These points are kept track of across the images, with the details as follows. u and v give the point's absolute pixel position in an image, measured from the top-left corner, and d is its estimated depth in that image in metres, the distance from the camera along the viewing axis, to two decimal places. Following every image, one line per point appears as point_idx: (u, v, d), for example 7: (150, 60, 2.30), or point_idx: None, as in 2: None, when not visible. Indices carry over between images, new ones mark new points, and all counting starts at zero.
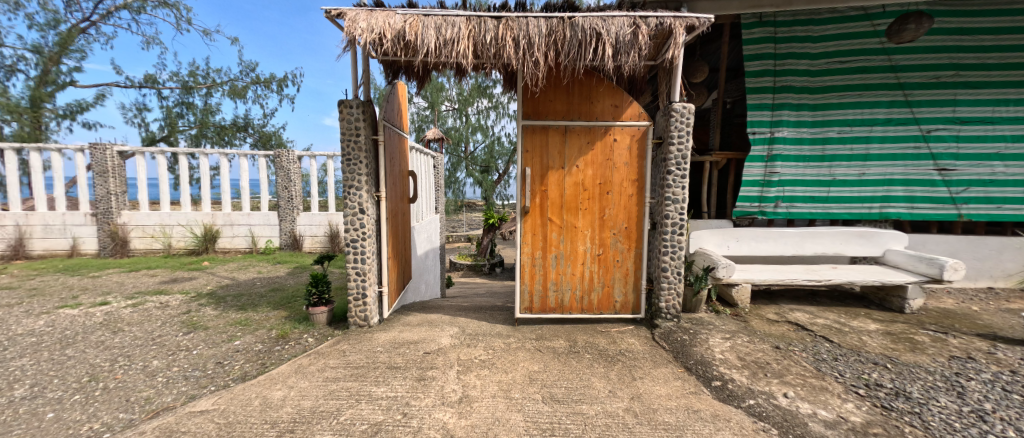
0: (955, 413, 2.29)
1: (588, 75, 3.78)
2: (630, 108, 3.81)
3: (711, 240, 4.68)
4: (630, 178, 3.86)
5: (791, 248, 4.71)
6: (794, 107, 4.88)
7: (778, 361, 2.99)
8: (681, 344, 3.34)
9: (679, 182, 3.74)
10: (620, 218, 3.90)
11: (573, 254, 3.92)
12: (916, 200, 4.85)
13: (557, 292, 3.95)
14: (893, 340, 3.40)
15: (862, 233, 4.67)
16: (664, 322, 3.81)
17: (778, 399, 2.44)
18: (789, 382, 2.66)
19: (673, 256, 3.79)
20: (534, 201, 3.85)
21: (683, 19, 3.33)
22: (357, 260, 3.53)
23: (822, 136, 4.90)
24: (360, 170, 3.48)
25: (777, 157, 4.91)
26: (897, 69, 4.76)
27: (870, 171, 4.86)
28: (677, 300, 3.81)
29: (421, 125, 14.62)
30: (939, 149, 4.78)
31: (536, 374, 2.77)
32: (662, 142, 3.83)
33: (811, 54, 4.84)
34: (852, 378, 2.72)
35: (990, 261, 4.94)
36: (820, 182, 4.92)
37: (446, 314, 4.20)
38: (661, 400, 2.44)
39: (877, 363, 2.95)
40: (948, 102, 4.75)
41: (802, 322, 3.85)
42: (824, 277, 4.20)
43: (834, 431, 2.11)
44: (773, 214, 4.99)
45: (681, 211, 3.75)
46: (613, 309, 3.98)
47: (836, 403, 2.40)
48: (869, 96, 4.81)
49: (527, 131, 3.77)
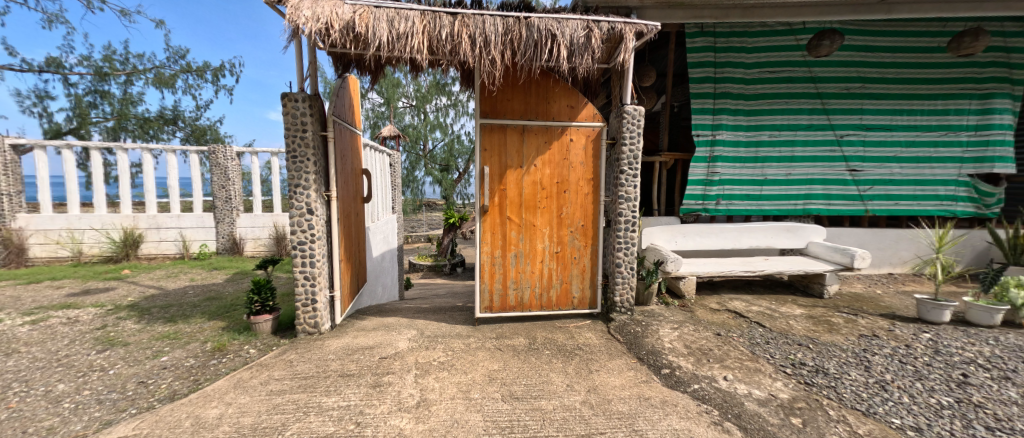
0: (863, 384, 2.61)
1: (544, 75, 3.83)
2: (586, 109, 3.92)
3: (661, 236, 4.95)
4: (587, 177, 3.99)
5: (730, 242, 5.11)
6: (732, 112, 5.29)
7: (719, 347, 3.23)
8: (633, 335, 3.51)
9: (631, 182, 3.93)
10: (577, 216, 4.01)
11: (532, 252, 3.96)
12: (833, 197, 5.46)
13: (517, 290, 3.98)
14: (814, 323, 3.80)
15: (789, 228, 5.17)
16: (618, 316, 3.99)
17: (718, 382, 2.63)
18: (728, 365, 2.89)
19: (627, 252, 3.99)
20: (493, 200, 3.84)
21: (632, 25, 3.48)
22: (305, 263, 3.33)
23: (756, 140, 5.35)
24: (307, 168, 3.27)
25: (718, 158, 5.31)
26: (816, 80, 5.32)
27: (795, 171, 5.41)
28: (630, 294, 4.02)
29: (376, 122, 14.11)
30: (850, 152, 5.41)
31: (495, 373, 2.78)
32: (616, 142, 4.02)
33: (746, 63, 5.25)
34: (781, 359, 3.01)
35: (890, 250, 5.66)
36: (754, 181, 5.39)
37: (404, 317, 4.09)
38: (615, 390, 2.54)
39: (801, 344, 3.29)
40: (858, 111, 5.38)
41: (739, 310, 4.20)
42: (758, 268, 4.60)
43: (765, 408, 2.31)
44: (715, 211, 5.39)
45: (634, 209, 3.95)
46: (571, 305, 4.09)
47: (767, 382, 2.63)
48: (794, 104, 5.33)
49: (484, 129, 3.75)
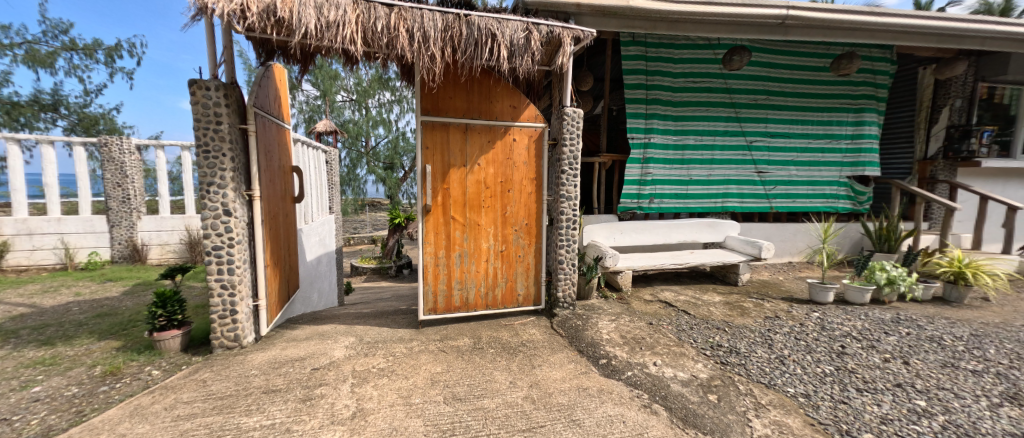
0: (766, 360, 2.97)
1: (486, 75, 3.83)
2: (528, 109, 3.99)
3: (600, 233, 5.20)
4: (530, 176, 4.07)
5: (661, 237, 5.52)
6: (661, 117, 5.72)
7: (650, 335, 3.48)
8: (575, 329, 3.66)
9: (572, 181, 4.09)
10: (521, 214, 4.08)
11: (476, 251, 3.95)
12: (746, 196, 6.15)
13: (462, 290, 3.94)
14: (730, 309, 4.25)
15: (711, 224, 5.72)
16: (561, 311, 4.13)
17: (649, 368, 2.84)
18: (657, 352, 3.12)
19: (568, 249, 4.14)
20: (436, 200, 3.76)
21: (570, 30, 3.62)
22: (222, 271, 2.99)
23: (682, 143, 5.84)
24: (223, 165, 2.94)
25: (650, 159, 5.72)
26: (731, 91, 5.94)
27: (715, 173, 6.01)
28: (572, 289, 4.18)
29: (311, 116, 13.15)
30: (759, 156, 6.13)
31: (438, 375, 2.73)
32: (557, 143, 4.15)
33: (673, 72, 5.71)
34: (702, 342, 3.33)
35: (790, 242, 6.51)
36: (681, 181, 5.89)
37: (341, 324, 3.86)
38: (556, 384, 2.62)
39: (719, 328, 3.67)
40: (764, 120, 6.10)
41: (669, 300, 4.56)
42: (684, 260, 5.02)
43: (687, 388, 2.54)
44: (648, 209, 5.81)
45: (574, 207, 4.12)
46: (516, 302, 4.15)
47: (690, 365, 2.89)
48: (713, 111, 5.91)
49: (426, 127, 3.66)
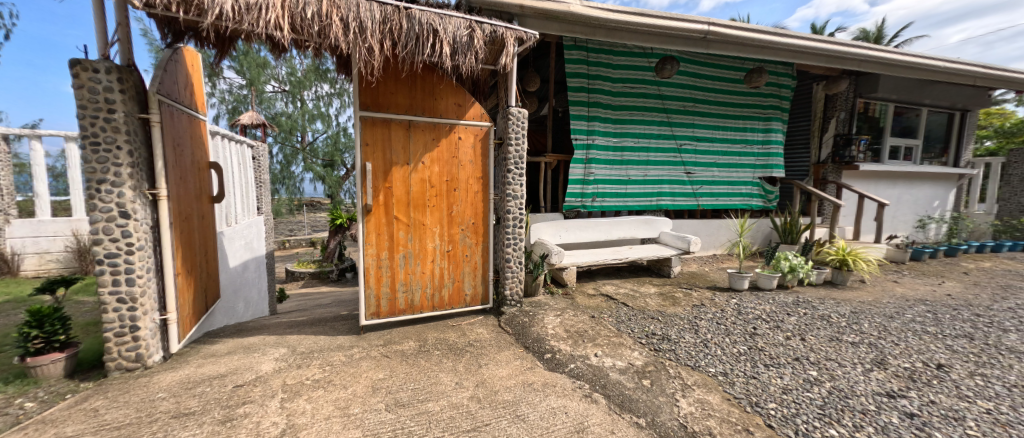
0: (693, 344, 3.26)
1: (429, 71, 3.74)
2: (473, 108, 3.97)
3: (547, 231, 5.34)
4: (476, 175, 4.05)
5: (603, 234, 5.79)
6: (602, 120, 6.02)
7: (592, 327, 3.65)
8: (521, 326, 3.71)
9: (518, 180, 4.13)
10: (468, 214, 4.05)
11: (422, 252, 3.84)
12: (677, 194, 6.69)
13: (407, 292, 3.81)
14: (663, 299, 4.59)
15: (647, 221, 6.12)
16: (508, 309, 4.18)
17: (590, 359, 2.97)
18: (598, 343, 3.28)
19: (515, 247, 4.19)
20: (377, 199, 3.59)
21: (513, 31, 3.66)
22: (118, 282, 2.59)
23: (621, 145, 6.20)
24: (118, 160, 2.55)
25: (593, 160, 6.00)
26: (663, 97, 6.40)
27: (650, 173, 6.46)
28: (519, 286, 4.24)
29: (237, 106, 11.91)
30: (688, 158, 6.69)
31: (379, 382, 2.62)
32: (502, 142, 4.18)
33: (612, 78, 6.02)
34: (639, 331, 3.55)
35: (715, 236, 7.18)
36: (620, 181, 6.25)
37: (271, 334, 3.55)
38: (502, 381, 2.64)
39: (654, 317, 3.95)
40: (692, 125, 6.66)
41: (610, 294, 4.81)
42: (624, 255, 5.32)
43: (624, 375, 2.71)
44: (591, 207, 6.09)
45: (520, 206, 4.17)
46: (463, 302, 4.11)
47: (627, 353, 3.08)
48: (648, 116, 6.34)
49: (366, 123, 3.48)
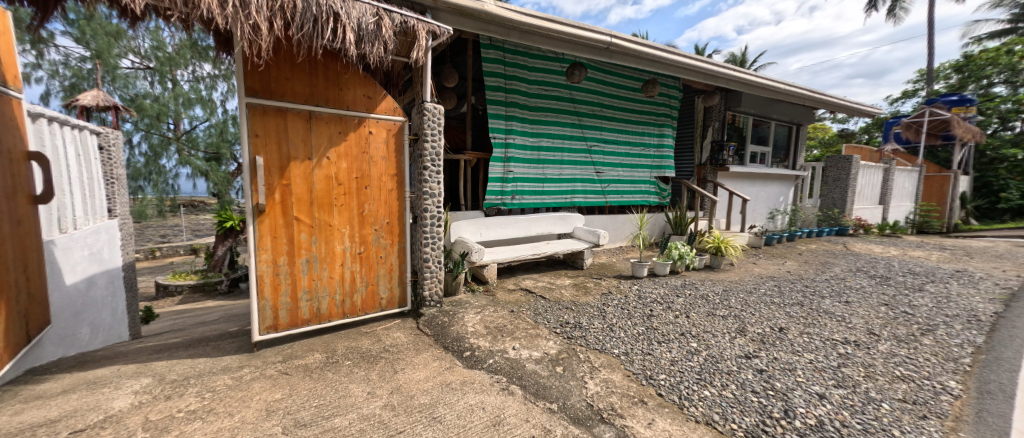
0: (601, 329, 3.55)
1: (333, 58, 3.44)
2: (385, 101, 3.75)
3: (467, 229, 5.32)
4: (390, 172, 3.84)
5: (522, 231, 5.97)
6: (519, 120, 6.20)
7: (511, 322, 3.74)
8: (440, 326, 3.64)
9: (435, 178, 4.04)
10: (381, 213, 3.82)
11: (329, 255, 3.50)
12: (588, 192, 7.20)
13: (312, 301, 3.45)
14: (576, 290, 4.92)
15: (562, 217, 6.48)
16: (428, 310, 4.06)
17: (508, 352, 3.05)
18: (516, 336, 3.38)
19: (434, 246, 4.09)
20: (273, 197, 3.17)
21: (425, 23, 3.54)
22: None
23: (537, 145, 6.46)
24: None
25: (511, 158, 6.15)
26: (575, 101, 6.83)
27: (564, 172, 6.85)
28: (439, 286, 4.15)
29: (77, 83, 9.51)
30: (597, 158, 7.25)
31: (276, 403, 2.34)
32: (418, 138, 4.03)
33: (528, 79, 6.22)
34: (554, 322, 3.74)
35: (621, 230, 7.90)
36: (538, 179, 6.52)
37: (131, 363, 2.93)
38: (418, 385, 2.56)
39: (568, 307, 4.20)
40: (600, 128, 7.23)
41: (528, 288, 4.99)
42: (542, 251, 5.55)
43: (539, 364, 2.84)
44: (511, 205, 6.24)
45: (438, 204, 4.09)
46: (379, 307, 3.88)
47: (543, 343, 3.23)
48: (562, 118, 6.71)
49: (255, 111, 3.05)
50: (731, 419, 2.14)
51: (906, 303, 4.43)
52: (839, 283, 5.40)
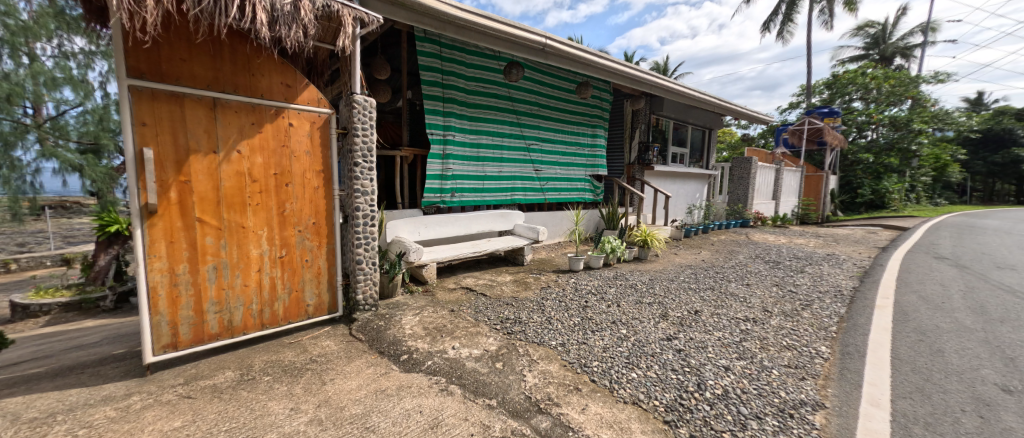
0: (540, 322, 3.64)
1: (243, 40, 3.07)
2: (307, 91, 3.45)
3: (404, 228, 5.12)
4: (314, 168, 3.54)
5: (463, 229, 5.90)
6: (458, 116, 6.12)
7: (451, 321, 3.67)
8: (376, 331, 3.45)
9: (367, 175, 3.81)
10: (306, 212, 3.50)
11: (243, 260, 3.13)
12: (527, 189, 7.34)
13: (223, 313, 3.05)
14: (516, 286, 4.99)
15: (502, 214, 6.51)
16: (362, 314, 3.82)
17: (448, 352, 3.00)
18: (456, 335, 3.33)
19: (367, 247, 3.86)
20: (168, 196, 2.74)
21: (351, 9, 3.31)
22: None
23: (477, 142, 6.43)
24: None
25: (450, 155, 6.05)
26: (513, 99, 6.91)
27: (504, 169, 6.90)
28: (374, 289, 3.92)
29: None
30: (535, 156, 7.41)
31: (176, 432, 2.03)
32: (347, 132, 3.77)
33: (465, 75, 6.16)
34: (495, 319, 3.76)
35: (559, 226, 8.18)
36: (477, 177, 6.48)
37: None
38: (349, 394, 2.40)
39: (508, 303, 4.24)
40: (537, 127, 7.41)
41: (469, 286, 4.94)
42: (482, 248, 5.53)
43: (478, 362, 2.83)
44: (450, 202, 6.14)
45: (371, 203, 3.86)
46: (305, 314, 3.56)
47: (483, 340, 3.22)
48: (500, 116, 6.75)
49: (143, 96, 2.61)
50: (654, 397, 2.33)
51: (792, 283, 5.20)
52: (743, 268, 6.16)
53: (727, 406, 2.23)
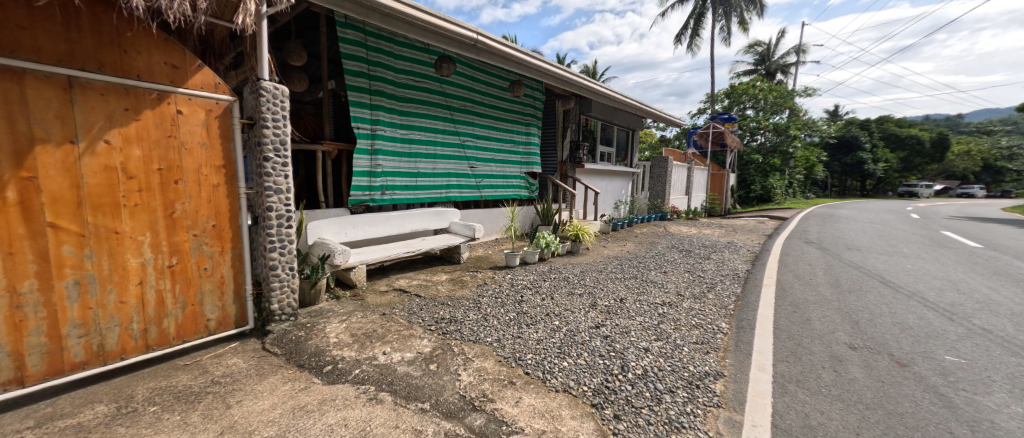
0: (476, 320, 3.62)
1: (110, 10, 2.56)
2: (200, 74, 2.99)
3: (328, 229, 4.72)
4: (212, 163, 3.09)
5: (394, 228, 5.61)
6: (386, 110, 5.80)
7: (382, 326, 3.48)
8: (294, 342, 3.13)
9: (280, 171, 3.42)
10: (203, 214, 3.05)
11: (117, 272, 2.61)
12: (462, 186, 7.23)
13: (91, 337, 2.52)
14: (453, 284, 4.90)
15: (437, 212, 6.33)
16: (277, 326, 3.44)
17: (378, 359, 2.83)
18: (387, 340, 3.17)
19: (283, 251, 3.48)
20: (3, 196, 2.17)
21: None
22: None
23: (408, 137, 6.16)
24: None
25: (379, 151, 5.71)
26: (445, 94, 6.75)
27: (438, 166, 6.72)
28: (292, 297, 3.55)
29: None
30: (470, 153, 7.33)
31: None
32: (254, 123, 3.35)
33: (394, 67, 5.86)
34: (429, 319, 3.64)
35: (495, 223, 8.20)
36: (410, 173, 6.22)
37: None
38: (261, 416, 2.15)
39: (443, 303, 4.15)
40: (471, 123, 7.33)
41: (402, 287, 4.73)
42: (416, 247, 5.32)
43: (411, 366, 2.71)
44: (381, 201, 5.80)
45: (286, 202, 3.48)
46: (205, 331, 3.10)
47: (416, 343, 3.10)
48: (433, 111, 6.56)
49: None
50: (583, 383, 2.44)
51: (701, 269, 5.84)
52: (661, 257, 6.77)
53: (646, 384, 2.42)
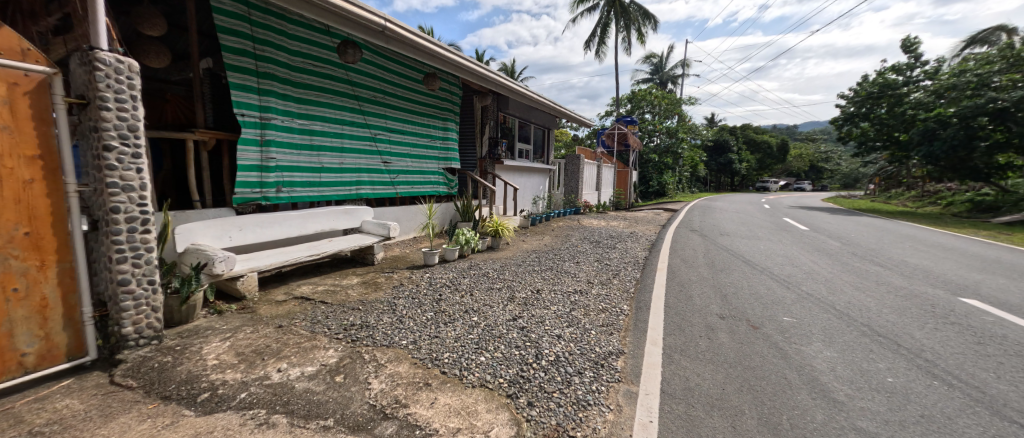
0: (390, 323, 3.43)
1: None
2: None
3: (206, 233, 4.00)
4: (22, 152, 2.37)
5: (294, 229, 5.00)
6: (280, 96, 5.13)
7: (278, 340, 3.08)
8: (158, 371, 2.60)
9: (129, 163, 2.79)
10: (9, 218, 2.32)
11: None
12: (374, 183, 6.77)
13: None
14: (364, 288, 4.56)
15: (347, 211, 5.79)
16: (132, 353, 2.81)
17: (272, 377, 2.50)
18: (284, 355, 2.82)
19: (138, 262, 2.85)
20: None
21: None
22: None
23: (308, 128, 5.55)
24: None
25: (271, 142, 5.03)
26: (352, 83, 6.23)
27: (346, 161, 6.19)
28: (153, 317, 2.94)
29: None
30: (383, 147, 6.89)
31: None
32: (88, 102, 2.67)
33: (288, 49, 5.22)
34: (337, 327, 3.34)
35: (412, 220, 7.84)
36: (312, 168, 5.62)
37: None
38: None
39: (354, 308, 3.84)
40: (384, 116, 6.90)
41: (304, 295, 4.25)
42: (320, 250, 4.82)
43: (313, 380, 2.45)
44: (276, 199, 5.13)
45: (140, 201, 2.85)
46: (19, 370, 2.38)
47: (320, 354, 2.82)
48: (338, 100, 6.00)
49: None
50: (499, 375, 2.48)
51: (608, 258, 6.39)
52: (575, 249, 7.22)
53: (558, 369, 2.56)
